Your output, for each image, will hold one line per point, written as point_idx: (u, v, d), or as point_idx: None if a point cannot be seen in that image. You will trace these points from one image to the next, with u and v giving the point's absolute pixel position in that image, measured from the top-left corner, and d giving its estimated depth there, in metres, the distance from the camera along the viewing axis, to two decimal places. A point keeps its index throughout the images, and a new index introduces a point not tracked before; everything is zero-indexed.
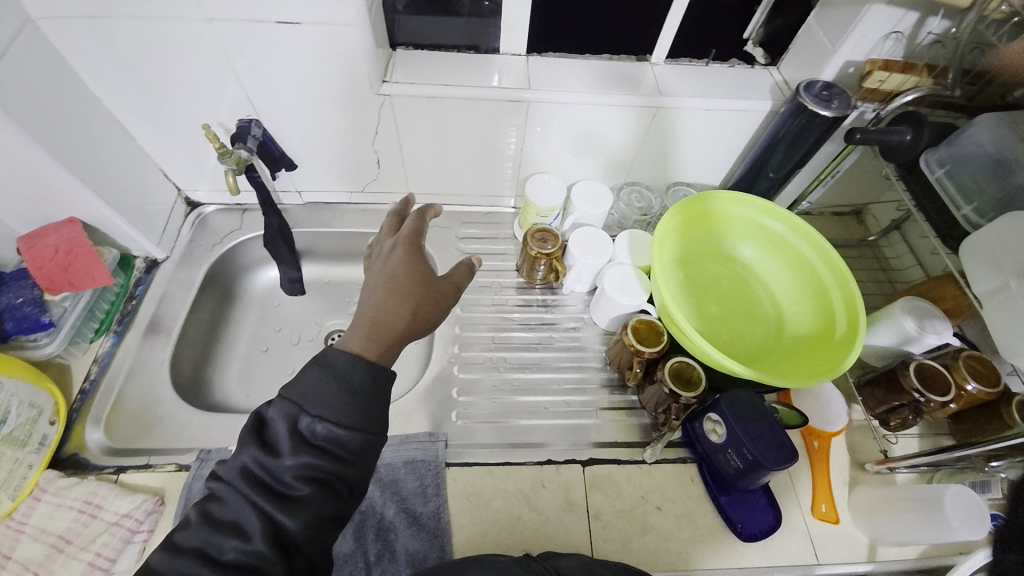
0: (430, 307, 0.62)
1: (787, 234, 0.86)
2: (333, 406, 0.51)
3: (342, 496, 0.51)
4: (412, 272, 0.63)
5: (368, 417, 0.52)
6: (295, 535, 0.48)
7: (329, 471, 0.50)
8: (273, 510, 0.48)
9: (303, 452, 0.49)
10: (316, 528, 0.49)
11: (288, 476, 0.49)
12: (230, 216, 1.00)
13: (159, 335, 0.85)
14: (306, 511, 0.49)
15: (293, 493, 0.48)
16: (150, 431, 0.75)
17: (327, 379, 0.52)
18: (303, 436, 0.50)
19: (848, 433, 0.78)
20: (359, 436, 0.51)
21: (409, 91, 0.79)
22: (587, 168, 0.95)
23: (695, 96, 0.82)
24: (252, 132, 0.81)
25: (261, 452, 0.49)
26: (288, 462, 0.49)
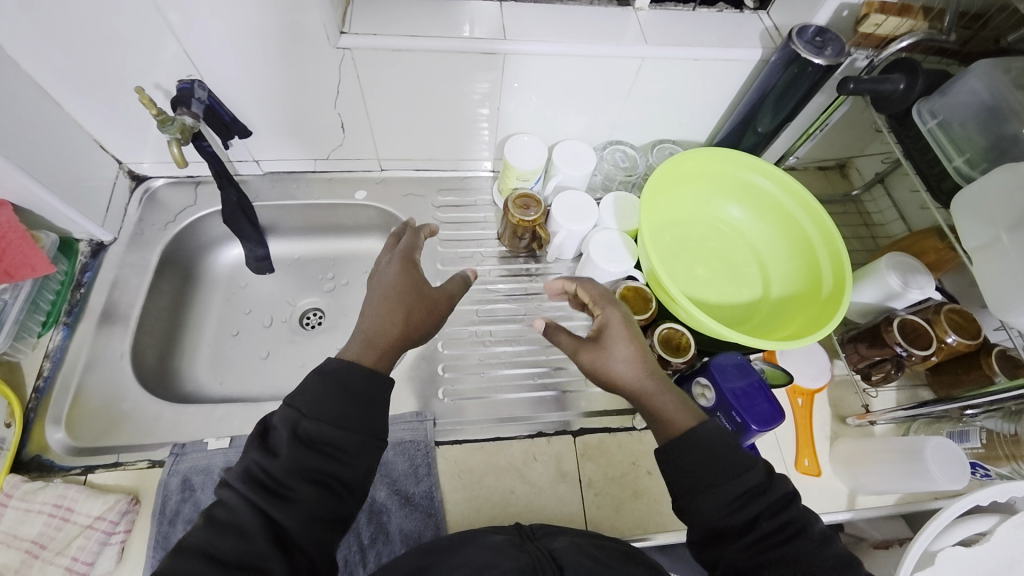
0: (424, 313, 0.63)
1: (775, 192, 0.84)
2: (331, 412, 0.51)
3: (339, 495, 0.50)
4: (405, 281, 0.64)
5: (361, 418, 0.52)
6: (293, 533, 0.47)
7: (327, 470, 0.49)
8: (271, 510, 0.47)
9: (301, 455, 0.49)
10: (315, 524, 0.48)
11: (287, 478, 0.48)
12: (183, 190, 0.92)
13: (116, 325, 0.79)
14: (302, 509, 0.48)
15: (291, 494, 0.48)
16: (117, 428, 0.71)
17: (327, 386, 0.52)
18: (301, 441, 0.50)
19: (831, 389, 0.80)
20: (353, 433, 0.51)
21: (372, 44, 0.71)
22: (568, 127, 0.90)
23: (683, 45, 0.76)
24: (196, 95, 0.73)
25: (261, 456, 0.49)
26: (287, 465, 0.48)
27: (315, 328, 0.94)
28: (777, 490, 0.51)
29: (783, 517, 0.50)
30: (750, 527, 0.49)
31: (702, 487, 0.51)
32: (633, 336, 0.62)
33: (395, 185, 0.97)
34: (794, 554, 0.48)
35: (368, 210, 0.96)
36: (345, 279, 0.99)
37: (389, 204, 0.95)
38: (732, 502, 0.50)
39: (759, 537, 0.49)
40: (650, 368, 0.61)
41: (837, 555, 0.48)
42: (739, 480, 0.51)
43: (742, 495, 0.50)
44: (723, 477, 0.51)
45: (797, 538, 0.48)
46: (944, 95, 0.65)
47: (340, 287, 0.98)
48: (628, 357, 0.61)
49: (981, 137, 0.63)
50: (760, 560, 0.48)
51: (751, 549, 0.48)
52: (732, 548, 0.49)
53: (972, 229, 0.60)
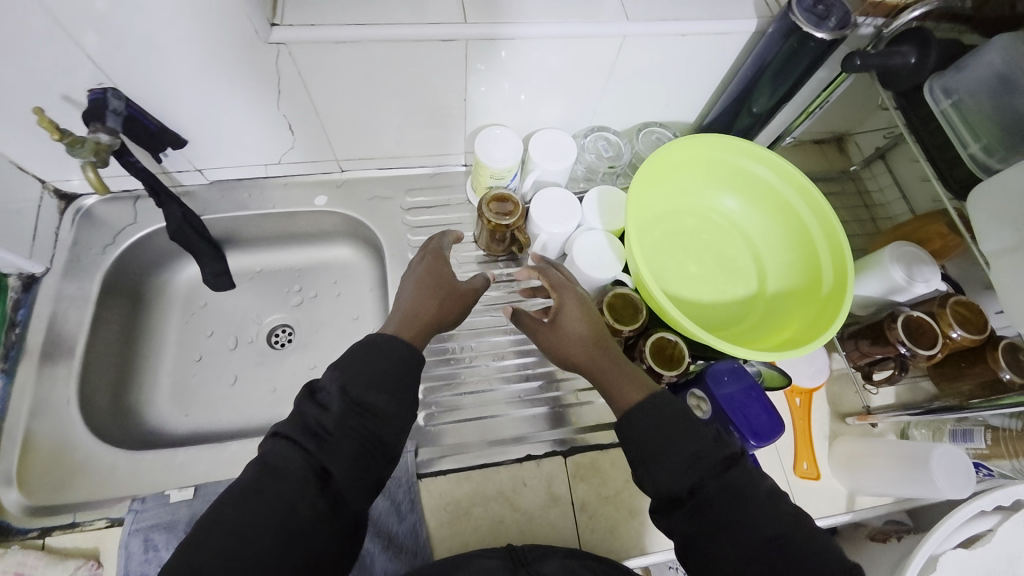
0: (454, 299, 0.66)
1: (774, 181, 0.78)
2: (376, 380, 0.56)
3: (376, 454, 0.54)
4: (437, 269, 0.67)
5: (403, 385, 0.57)
6: (337, 480, 0.51)
7: (368, 429, 0.54)
8: (317, 459, 0.51)
9: (347, 411, 0.54)
10: (354, 478, 0.53)
11: (337, 432, 0.52)
12: (121, 207, 0.82)
13: (60, 368, 0.72)
14: (345, 460, 0.52)
15: (336, 446, 0.52)
16: (71, 483, 0.65)
17: (371, 357, 0.57)
18: (350, 401, 0.54)
19: (828, 386, 0.77)
20: (393, 401, 0.56)
21: (311, 37, 0.61)
22: (546, 114, 0.81)
23: (669, 20, 0.67)
24: (111, 106, 0.63)
25: (313, 410, 0.53)
26: (338, 420, 0.53)
27: (285, 347, 0.88)
28: (722, 452, 0.53)
29: (726, 479, 0.51)
30: (695, 493, 0.51)
31: (649, 458, 0.53)
32: (588, 316, 0.64)
33: (358, 186, 0.88)
34: (734, 516, 0.49)
35: (330, 216, 0.88)
36: (313, 291, 0.92)
37: (353, 209, 0.87)
38: (679, 470, 0.52)
39: (704, 502, 0.51)
40: (605, 346, 0.63)
41: (783, 509, 0.50)
42: (687, 445, 0.53)
43: (688, 461, 0.52)
44: (671, 442, 0.53)
45: (741, 501, 0.50)
46: (959, 71, 0.59)
47: (309, 301, 0.91)
48: (583, 335, 0.63)
49: (988, 104, 0.57)
50: (707, 523, 0.50)
51: (697, 514, 0.50)
52: (681, 515, 0.51)
53: (993, 232, 0.55)
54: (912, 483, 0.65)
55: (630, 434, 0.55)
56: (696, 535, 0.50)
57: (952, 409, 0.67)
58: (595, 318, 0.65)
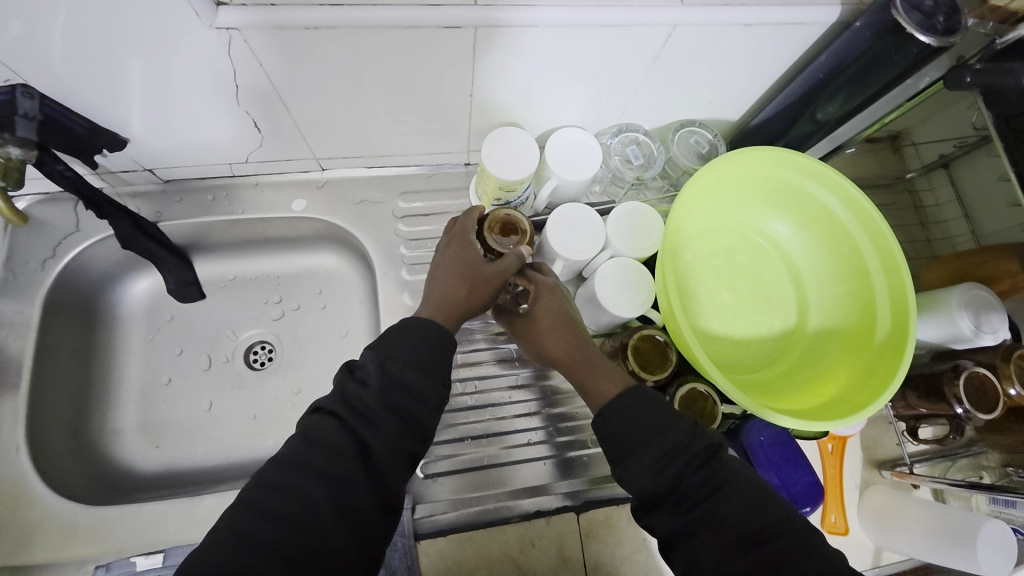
0: (485, 284, 0.56)
1: (835, 206, 0.67)
2: (416, 356, 0.49)
3: (416, 432, 0.48)
4: (465, 250, 0.57)
5: (443, 360, 0.51)
6: (377, 462, 0.45)
7: (407, 410, 0.48)
8: (357, 437, 0.46)
9: (386, 384, 0.48)
10: (393, 459, 0.46)
11: (376, 410, 0.46)
12: (60, 210, 0.69)
13: (2, 406, 0.62)
14: (386, 438, 0.46)
15: (378, 422, 0.46)
16: (26, 542, 0.58)
17: (410, 334, 0.50)
18: (389, 378, 0.48)
19: (864, 430, 0.71)
20: (433, 378, 0.49)
21: (274, 20, 0.47)
22: (569, 110, 0.68)
23: (730, 3, 0.54)
24: (21, 108, 0.50)
25: (354, 386, 0.48)
26: (379, 397, 0.47)
27: (264, 367, 0.78)
28: (701, 442, 0.48)
29: (709, 470, 0.46)
30: (675, 489, 0.46)
31: (626, 452, 0.48)
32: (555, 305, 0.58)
33: (342, 187, 0.75)
34: (715, 514, 0.44)
35: (311, 222, 0.75)
36: (294, 302, 0.81)
37: (338, 214, 0.74)
38: (656, 464, 0.46)
39: (684, 497, 0.45)
40: (576, 337, 0.57)
41: (762, 498, 0.45)
42: (663, 437, 0.47)
43: (667, 455, 0.46)
44: (646, 436, 0.48)
45: (721, 493, 0.45)
46: None
47: (290, 314, 0.81)
48: (551, 324, 0.57)
49: None
50: (690, 521, 0.45)
51: (678, 511, 0.45)
52: (660, 514, 0.46)
53: None
54: (953, 544, 0.61)
55: (605, 431, 0.49)
56: (681, 535, 0.45)
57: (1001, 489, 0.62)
58: (566, 307, 0.58)
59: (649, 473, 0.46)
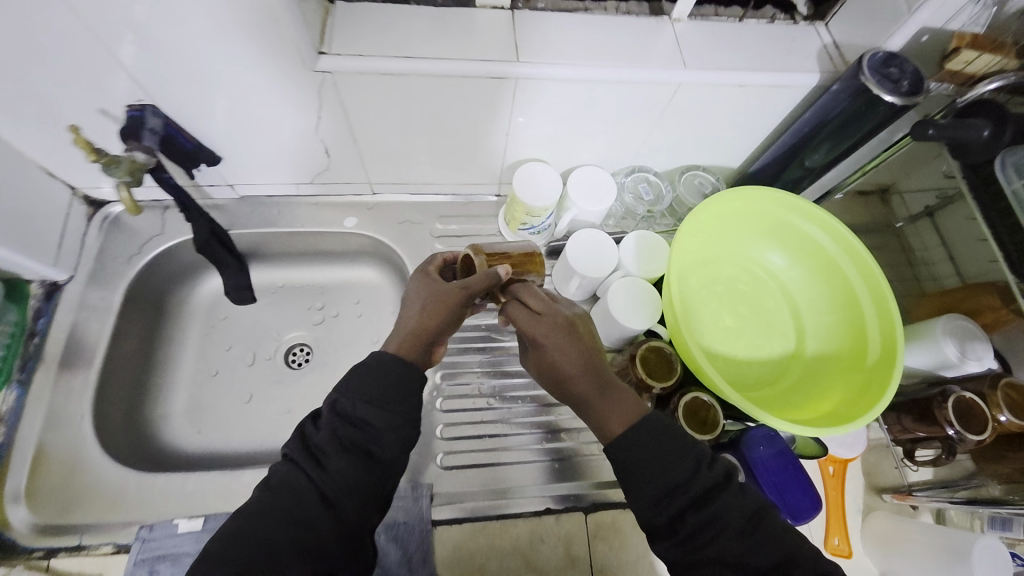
0: (440, 303, 0.57)
1: (824, 241, 0.74)
2: (369, 395, 0.53)
3: (372, 466, 0.51)
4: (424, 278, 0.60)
5: (398, 398, 0.53)
6: (333, 498, 0.49)
7: (360, 446, 0.51)
8: (314, 478, 0.50)
9: (338, 427, 0.52)
10: (353, 490, 0.50)
11: (329, 449, 0.51)
12: (149, 216, 0.81)
13: (76, 378, 0.70)
14: (341, 476, 0.50)
15: (331, 461, 0.50)
16: (78, 503, 0.63)
17: (363, 374, 0.54)
18: (340, 418, 0.52)
19: (865, 456, 0.74)
20: (387, 414, 0.52)
21: (358, 67, 0.60)
22: (589, 152, 0.79)
23: (724, 69, 0.65)
24: (149, 124, 0.62)
25: (311, 429, 0.53)
26: (329, 438, 0.51)
27: (301, 367, 0.85)
28: (705, 480, 0.49)
29: (710, 508, 0.47)
30: (676, 525, 0.47)
31: (628, 484, 0.49)
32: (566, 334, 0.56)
33: (388, 209, 0.86)
34: (714, 552, 0.46)
35: (358, 238, 0.86)
36: (334, 310, 0.90)
37: (382, 232, 0.85)
38: (658, 499, 0.48)
39: (683, 534, 0.47)
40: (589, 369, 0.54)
41: (763, 540, 0.46)
42: (665, 475, 0.48)
43: (666, 494, 0.48)
44: (649, 472, 0.49)
45: (721, 532, 0.46)
46: None
47: (329, 320, 0.89)
48: (565, 355, 0.54)
49: None
50: (688, 557, 0.46)
51: (679, 549, 0.47)
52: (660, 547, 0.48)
53: None
54: (952, 563, 0.62)
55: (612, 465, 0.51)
56: (679, 568, 0.47)
57: (995, 504, 0.64)
58: (579, 335, 0.56)
59: (650, 508, 0.48)
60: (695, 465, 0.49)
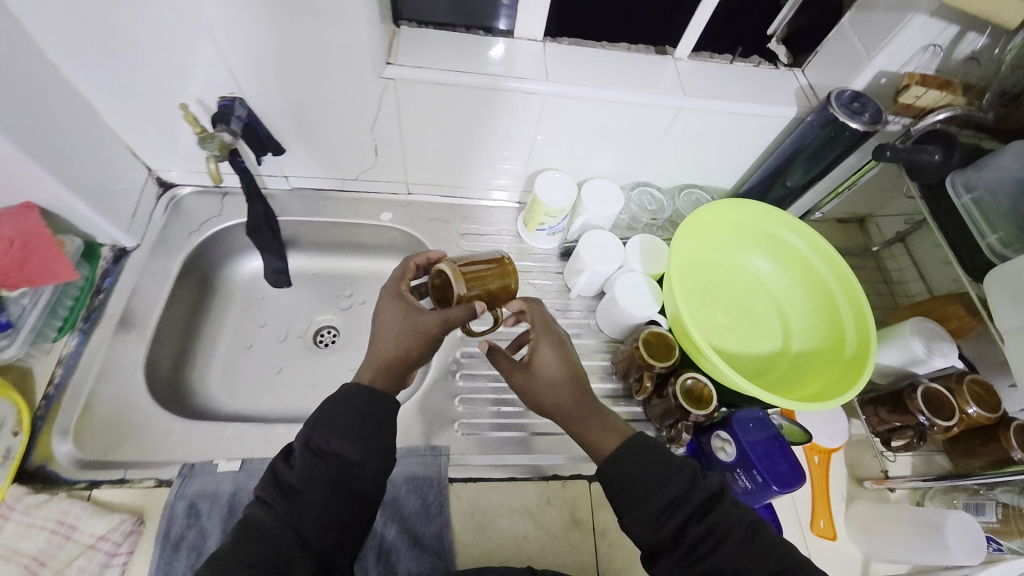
0: (418, 336, 0.61)
1: (804, 249, 0.84)
2: (346, 429, 0.54)
3: (348, 498, 0.54)
4: (402, 306, 0.63)
5: (371, 431, 0.55)
6: (309, 533, 0.52)
7: (334, 478, 0.53)
8: (288, 515, 0.52)
9: (310, 463, 0.53)
10: (328, 523, 0.53)
11: (303, 484, 0.53)
12: (209, 200, 0.91)
13: (132, 332, 0.77)
14: (314, 510, 0.52)
15: (306, 494, 0.53)
16: (123, 441, 0.69)
17: (337, 411, 0.55)
18: (314, 452, 0.54)
19: (848, 450, 0.80)
20: (365, 447, 0.54)
21: (416, 77, 0.73)
22: (601, 166, 0.90)
23: (718, 98, 0.78)
24: (236, 112, 0.73)
25: (284, 466, 0.54)
26: (302, 475, 0.53)
27: (329, 346, 0.92)
28: (703, 494, 0.54)
29: (709, 521, 0.52)
30: (680, 538, 0.52)
31: (632, 502, 0.54)
32: (561, 356, 0.64)
33: (420, 208, 0.97)
34: (717, 563, 0.51)
35: (392, 232, 0.96)
36: (362, 297, 0.98)
37: (414, 227, 0.95)
38: (661, 515, 0.53)
39: (688, 546, 0.52)
40: (580, 389, 0.63)
41: (758, 550, 0.51)
42: (665, 493, 0.53)
43: (666, 508, 0.53)
44: (652, 490, 0.54)
45: (721, 543, 0.51)
46: (980, 170, 0.68)
47: (357, 306, 0.97)
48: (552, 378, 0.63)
49: (1005, 203, 0.66)
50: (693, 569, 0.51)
51: (681, 562, 0.51)
52: (664, 562, 0.52)
53: (1007, 311, 0.63)
54: (929, 535, 0.68)
55: (614, 490, 0.55)
56: None
57: (962, 477, 0.71)
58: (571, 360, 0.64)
59: (656, 525, 0.53)
60: (692, 479, 0.54)
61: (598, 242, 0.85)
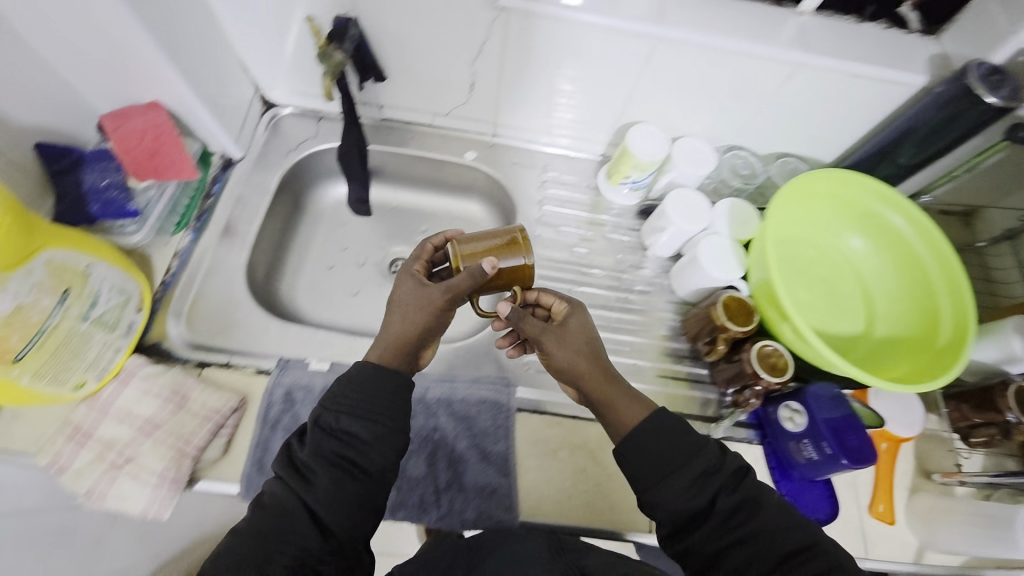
0: (424, 311, 0.59)
1: (908, 232, 0.80)
2: (356, 405, 0.54)
3: (362, 477, 0.53)
4: (409, 282, 0.61)
5: (380, 407, 0.54)
6: (325, 517, 0.50)
7: (347, 457, 0.53)
8: (303, 493, 0.51)
9: (322, 441, 0.53)
10: (339, 507, 0.51)
11: (316, 462, 0.52)
12: (305, 122, 0.94)
13: (235, 239, 0.83)
14: (327, 491, 0.51)
15: (318, 475, 0.51)
16: (226, 331, 0.76)
17: (348, 388, 0.54)
18: (325, 429, 0.54)
19: (919, 442, 0.78)
20: (377, 423, 0.54)
21: (529, 9, 0.71)
22: (697, 125, 0.87)
23: (842, 58, 0.73)
24: (351, 33, 0.75)
25: (297, 447, 0.54)
26: (315, 452, 0.52)
27: None
28: (731, 467, 0.54)
29: (743, 491, 0.52)
30: (713, 509, 0.52)
31: (663, 476, 0.53)
32: (580, 339, 0.59)
33: (504, 151, 0.97)
34: (751, 532, 0.51)
35: (474, 172, 0.97)
36: (437, 234, 1.00)
37: (496, 169, 0.96)
38: (694, 487, 0.52)
39: (722, 515, 0.51)
40: (601, 368, 0.58)
41: (791, 519, 0.52)
42: (697, 466, 0.53)
43: (701, 476, 0.52)
44: (683, 466, 0.53)
45: (755, 511, 0.52)
46: None
47: None
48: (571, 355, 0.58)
49: None
50: (729, 538, 0.51)
51: (715, 531, 0.51)
52: (700, 533, 0.51)
53: None
54: (995, 528, 0.69)
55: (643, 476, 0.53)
56: (718, 550, 0.51)
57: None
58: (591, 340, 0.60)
59: (689, 498, 0.52)
60: (721, 450, 0.54)
61: (684, 200, 0.83)
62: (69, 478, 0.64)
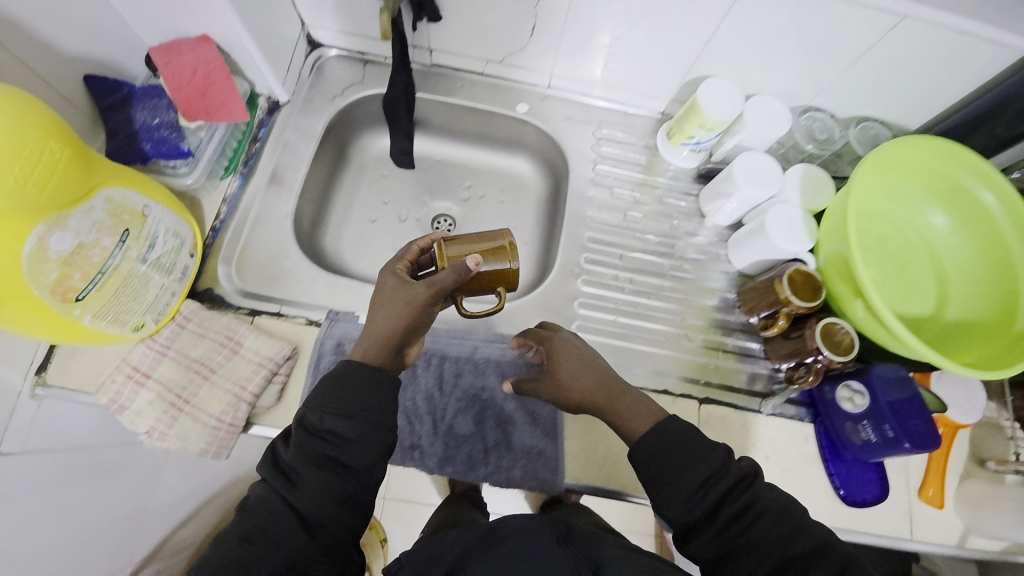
0: (408, 307, 0.54)
1: (998, 211, 0.73)
2: (337, 404, 0.51)
3: (348, 477, 0.51)
4: (392, 279, 0.56)
5: (362, 408, 0.51)
6: (314, 518, 0.49)
7: (331, 457, 0.51)
8: (287, 494, 0.50)
9: (305, 441, 0.51)
10: (326, 508, 0.50)
11: (298, 464, 0.50)
12: (351, 66, 0.90)
13: (282, 187, 0.82)
14: (312, 492, 0.49)
15: (303, 477, 0.50)
16: (274, 282, 0.76)
17: (330, 389, 0.52)
18: (308, 429, 0.51)
19: (976, 429, 0.75)
20: (360, 421, 0.51)
21: None
22: (773, 82, 0.81)
23: (956, 10, 0.65)
24: None
25: (281, 449, 0.53)
26: (297, 454, 0.50)
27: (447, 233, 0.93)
28: (732, 477, 0.51)
29: (744, 500, 0.50)
30: (713, 517, 0.50)
31: (662, 484, 0.52)
32: (576, 363, 0.62)
33: (558, 104, 0.91)
34: (753, 542, 0.49)
35: (525, 126, 0.92)
36: (481, 191, 0.97)
37: (549, 124, 0.91)
38: (693, 496, 0.51)
39: (724, 525, 0.50)
40: (606, 386, 0.60)
41: (795, 526, 0.49)
42: (695, 476, 0.51)
43: (700, 486, 0.51)
44: (681, 474, 0.51)
45: (757, 521, 0.50)
46: None
47: (476, 199, 0.96)
48: (572, 380, 0.60)
49: None
50: (731, 546, 0.49)
51: (714, 539, 0.50)
52: (701, 540, 0.50)
53: None
54: None
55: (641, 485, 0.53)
56: (719, 557, 0.50)
57: None
58: (589, 360, 0.62)
59: (688, 507, 0.50)
60: (722, 459, 0.51)
61: (755, 163, 0.77)
62: (129, 417, 0.66)
